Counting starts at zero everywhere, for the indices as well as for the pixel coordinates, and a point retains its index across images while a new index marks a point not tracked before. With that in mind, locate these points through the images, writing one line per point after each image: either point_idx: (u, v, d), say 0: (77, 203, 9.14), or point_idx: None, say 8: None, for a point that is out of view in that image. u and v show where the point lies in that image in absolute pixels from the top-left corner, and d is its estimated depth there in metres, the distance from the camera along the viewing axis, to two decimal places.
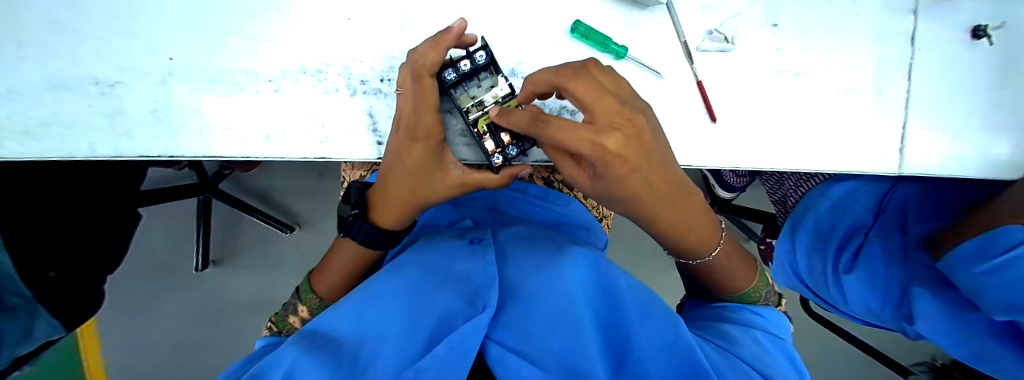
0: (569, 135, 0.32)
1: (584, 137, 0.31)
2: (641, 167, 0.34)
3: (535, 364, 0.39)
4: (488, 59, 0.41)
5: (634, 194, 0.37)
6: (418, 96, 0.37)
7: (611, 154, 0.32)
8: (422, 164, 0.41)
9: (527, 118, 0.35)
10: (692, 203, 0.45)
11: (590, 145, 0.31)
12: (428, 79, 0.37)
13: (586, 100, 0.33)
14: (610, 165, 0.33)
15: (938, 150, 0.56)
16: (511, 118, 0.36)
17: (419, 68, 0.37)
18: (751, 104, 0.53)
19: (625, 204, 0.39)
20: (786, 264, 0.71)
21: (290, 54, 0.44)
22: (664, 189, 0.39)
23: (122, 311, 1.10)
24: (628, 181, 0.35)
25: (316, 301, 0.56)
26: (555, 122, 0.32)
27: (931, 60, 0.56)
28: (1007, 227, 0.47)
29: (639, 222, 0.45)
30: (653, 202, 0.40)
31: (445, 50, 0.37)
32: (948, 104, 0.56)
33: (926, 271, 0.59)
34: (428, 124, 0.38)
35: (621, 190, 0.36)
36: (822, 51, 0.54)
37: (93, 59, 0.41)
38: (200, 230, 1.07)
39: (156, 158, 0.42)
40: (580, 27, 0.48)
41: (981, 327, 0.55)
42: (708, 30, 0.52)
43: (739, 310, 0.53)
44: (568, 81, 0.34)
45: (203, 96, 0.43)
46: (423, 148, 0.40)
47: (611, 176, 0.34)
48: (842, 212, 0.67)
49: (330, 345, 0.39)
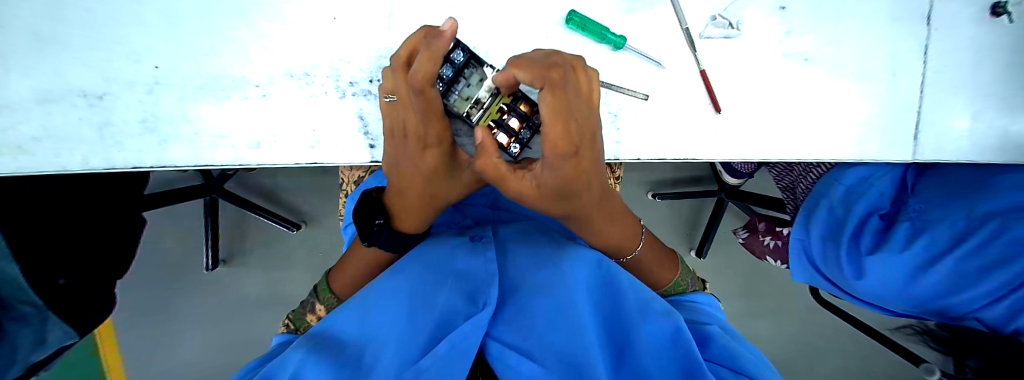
0: (551, 121, 0.29)
1: (562, 127, 0.29)
2: (588, 166, 0.34)
3: (535, 361, 0.38)
4: (467, 55, 0.39)
5: (574, 193, 0.36)
6: (426, 109, 0.34)
7: (571, 149, 0.30)
8: (434, 173, 0.39)
9: (540, 72, 0.31)
10: (613, 202, 0.46)
11: (565, 139, 0.29)
12: (432, 89, 0.33)
13: (569, 98, 0.30)
14: (564, 165, 0.31)
15: (951, 134, 0.54)
16: (528, 65, 0.32)
17: (417, 83, 0.32)
18: (757, 92, 0.51)
19: (564, 204, 0.38)
20: (798, 250, 0.69)
21: (277, 58, 0.43)
22: (598, 191, 0.40)
23: (139, 314, 1.12)
24: (572, 181, 0.34)
25: (333, 300, 0.55)
26: (552, 92, 0.29)
27: (948, 39, 0.53)
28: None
29: (577, 222, 0.45)
30: (586, 200, 0.39)
31: (440, 59, 0.32)
32: (964, 86, 0.54)
33: (989, 249, 0.54)
34: (438, 136, 0.36)
35: (566, 190, 0.35)
36: (832, 34, 0.52)
37: (81, 71, 0.40)
38: (207, 231, 1.07)
39: (148, 169, 0.42)
40: (575, 17, 0.46)
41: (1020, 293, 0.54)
42: (711, 16, 0.49)
43: (677, 301, 0.56)
44: (562, 72, 0.30)
45: (192, 103, 0.42)
46: (436, 155, 0.38)
47: (558, 177, 0.33)
48: (858, 195, 0.64)
49: (333, 347, 0.38)
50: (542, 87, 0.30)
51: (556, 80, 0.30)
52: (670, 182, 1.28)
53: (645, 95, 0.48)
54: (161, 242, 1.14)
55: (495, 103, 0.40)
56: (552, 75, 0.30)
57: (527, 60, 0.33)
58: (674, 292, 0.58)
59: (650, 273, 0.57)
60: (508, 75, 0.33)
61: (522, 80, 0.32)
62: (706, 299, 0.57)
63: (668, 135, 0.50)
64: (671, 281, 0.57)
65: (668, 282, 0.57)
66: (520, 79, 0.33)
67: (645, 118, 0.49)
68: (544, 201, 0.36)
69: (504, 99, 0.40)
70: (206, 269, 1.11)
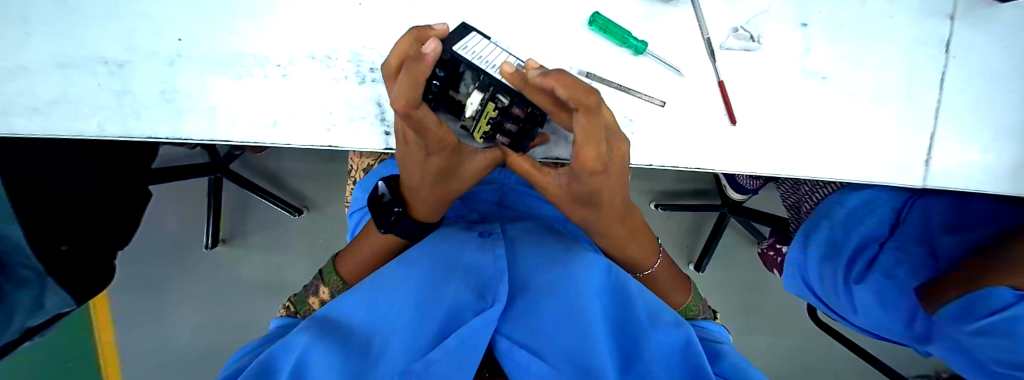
0: (585, 144, 0.34)
1: (594, 149, 0.35)
2: (615, 180, 0.41)
3: (542, 360, 0.38)
4: (453, 59, 0.36)
5: (600, 201, 0.43)
6: (416, 127, 0.36)
7: (597, 168, 0.37)
8: (442, 174, 0.43)
9: (577, 93, 0.32)
10: (635, 220, 0.52)
11: (594, 158, 0.35)
12: (416, 111, 0.34)
13: (599, 124, 0.33)
14: (592, 177, 0.38)
15: (966, 161, 0.53)
16: (566, 83, 0.32)
17: (401, 108, 0.33)
18: (774, 105, 0.51)
19: (590, 211, 0.45)
20: (796, 271, 0.69)
21: (298, 38, 0.43)
22: (619, 206, 0.46)
23: (136, 289, 1.12)
24: (599, 190, 0.41)
25: (338, 283, 0.54)
26: (585, 117, 0.32)
27: (966, 68, 0.53)
28: (994, 289, 0.47)
29: (596, 231, 0.50)
30: (609, 212, 0.46)
31: (422, 82, 0.32)
32: (981, 114, 0.53)
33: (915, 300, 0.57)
34: (433, 143, 0.39)
35: (591, 195, 0.42)
36: (848, 54, 0.52)
37: (103, 38, 0.40)
38: (211, 209, 1.08)
39: (163, 140, 0.42)
40: (598, 19, 0.46)
41: (1015, 297, 0.46)
42: (733, 27, 0.50)
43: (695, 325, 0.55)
44: (586, 99, 0.32)
45: (211, 79, 0.42)
46: (437, 161, 0.41)
47: (586, 186, 0.40)
48: (857, 221, 0.64)
49: (341, 336, 0.37)
50: (577, 110, 0.32)
51: (590, 106, 0.32)
52: (674, 193, 1.28)
53: (662, 102, 0.49)
54: (163, 217, 1.14)
55: (480, 122, 0.39)
56: (587, 100, 0.32)
57: (566, 75, 0.32)
58: (686, 316, 0.57)
59: (661, 292, 0.59)
60: (546, 85, 0.32)
61: (559, 95, 0.32)
62: (718, 327, 0.55)
63: (683, 143, 0.50)
64: (682, 305, 0.58)
65: (679, 305, 0.58)
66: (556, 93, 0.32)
67: (661, 125, 0.49)
68: (565, 200, 0.45)
69: (490, 115, 0.39)
70: (206, 247, 1.11)
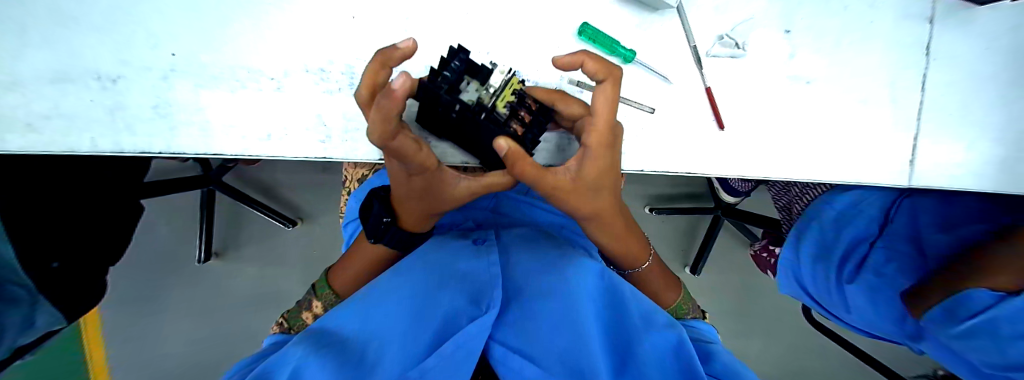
0: (603, 115, 0.38)
1: (608, 119, 0.38)
2: (615, 162, 0.42)
3: (537, 365, 0.38)
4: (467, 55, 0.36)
5: (604, 186, 0.43)
6: (396, 154, 0.35)
7: (609, 139, 0.39)
8: (429, 189, 0.42)
9: (604, 66, 0.36)
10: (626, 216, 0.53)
11: (608, 128, 0.38)
12: (398, 134, 0.33)
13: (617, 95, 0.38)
14: (602, 155, 0.39)
15: (948, 161, 0.55)
16: (595, 57, 0.36)
17: (378, 139, 0.33)
18: (761, 110, 0.52)
19: (592, 203, 0.43)
20: (788, 269, 0.70)
21: (292, 51, 0.44)
22: (614, 197, 0.46)
23: (126, 305, 1.10)
24: (604, 173, 0.41)
25: (331, 297, 0.54)
26: (610, 86, 0.37)
27: (944, 71, 0.55)
28: (974, 292, 0.49)
29: (592, 229, 0.49)
30: (608, 204, 0.45)
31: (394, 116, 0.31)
32: (961, 115, 0.55)
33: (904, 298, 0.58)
34: (417, 166, 0.38)
35: (598, 180, 0.41)
36: (832, 59, 0.53)
37: (96, 53, 0.40)
38: (204, 222, 1.07)
39: (157, 154, 0.42)
40: (588, 29, 0.47)
41: (993, 298, 0.47)
42: (719, 35, 0.51)
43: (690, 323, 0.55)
44: (614, 68, 0.37)
45: (205, 92, 0.43)
46: (422, 179, 0.40)
47: (594, 168, 0.40)
48: (846, 222, 0.65)
49: (335, 346, 0.37)
50: (604, 80, 0.37)
51: (613, 76, 0.37)
52: (667, 197, 1.29)
53: (652, 108, 0.49)
54: (155, 232, 1.13)
55: (505, 95, 0.38)
56: (613, 73, 0.37)
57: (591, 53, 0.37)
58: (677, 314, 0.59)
59: (654, 291, 0.60)
60: (579, 60, 0.36)
61: (589, 69, 0.36)
62: (707, 326, 0.55)
63: (673, 148, 0.51)
64: (673, 303, 0.59)
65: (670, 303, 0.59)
66: (585, 69, 0.36)
67: (652, 131, 0.50)
68: (574, 197, 0.42)
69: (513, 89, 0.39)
70: (199, 261, 1.10)
